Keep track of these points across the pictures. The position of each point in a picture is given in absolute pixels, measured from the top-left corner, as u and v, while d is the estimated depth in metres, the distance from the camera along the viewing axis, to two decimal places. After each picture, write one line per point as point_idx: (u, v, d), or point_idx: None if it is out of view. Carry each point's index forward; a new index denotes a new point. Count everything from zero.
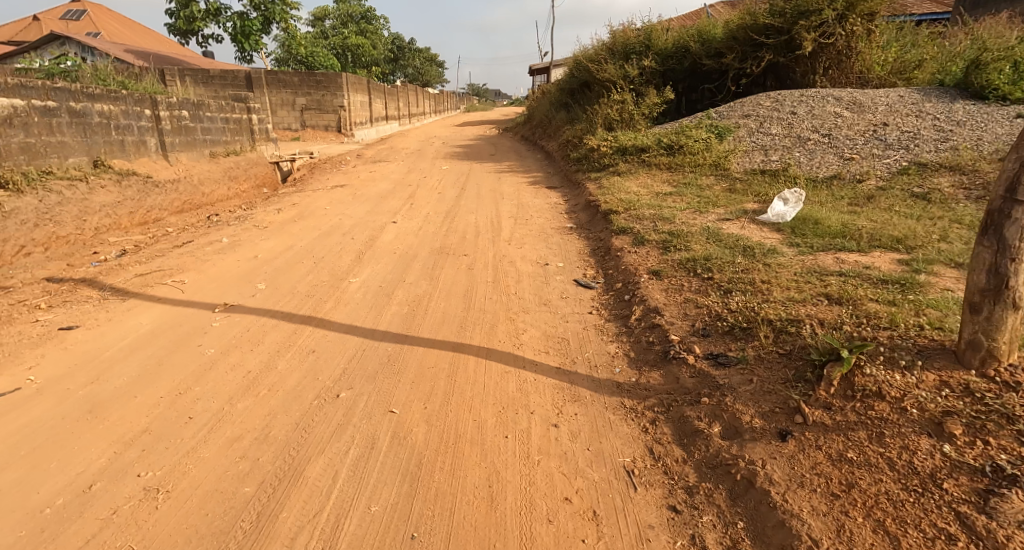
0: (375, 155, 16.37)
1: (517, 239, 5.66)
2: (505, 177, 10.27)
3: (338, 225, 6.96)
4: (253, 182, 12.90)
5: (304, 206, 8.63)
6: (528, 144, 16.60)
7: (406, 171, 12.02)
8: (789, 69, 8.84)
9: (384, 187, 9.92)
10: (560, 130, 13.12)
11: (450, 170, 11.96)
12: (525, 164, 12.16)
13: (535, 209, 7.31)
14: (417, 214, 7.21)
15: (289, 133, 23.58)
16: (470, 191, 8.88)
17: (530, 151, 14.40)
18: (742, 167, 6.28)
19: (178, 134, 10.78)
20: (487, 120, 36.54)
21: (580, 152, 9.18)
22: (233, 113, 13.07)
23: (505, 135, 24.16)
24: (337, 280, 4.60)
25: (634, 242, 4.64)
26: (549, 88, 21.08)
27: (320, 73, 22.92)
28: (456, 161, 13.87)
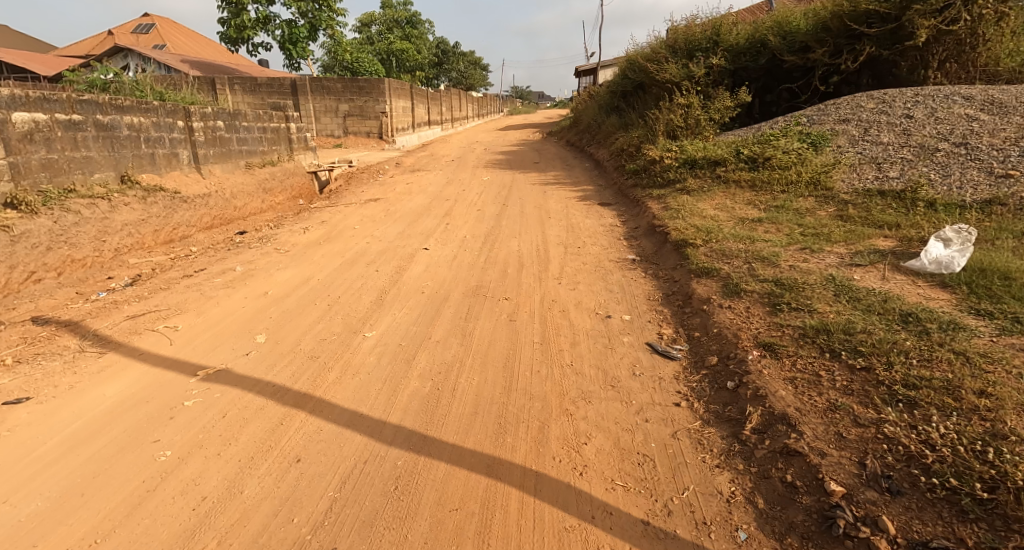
0: (415, 164, 15.75)
1: (568, 276, 4.71)
2: (552, 191, 9.31)
3: (364, 250, 6.17)
4: (288, 194, 12.41)
5: (334, 225, 7.93)
6: (574, 151, 15.62)
7: (445, 183, 11.27)
8: (890, 64, 7.64)
9: (420, 202, 9.14)
10: (611, 136, 12.07)
11: (492, 181, 11.11)
12: (572, 175, 11.18)
13: (588, 232, 6.33)
14: (452, 238, 6.36)
15: (332, 140, 23.38)
16: (512, 208, 7.99)
17: (577, 159, 13.41)
18: (849, 185, 5.14)
19: (212, 145, 10.33)
20: (531, 124, 35.73)
21: (638, 163, 8.10)
22: (271, 122, 12.66)
23: (549, 140, 23.25)
24: (350, 333, 3.73)
25: (723, 291, 3.60)
26: (597, 91, 20.08)
27: (363, 79, 22.61)
28: (498, 170, 13.05)
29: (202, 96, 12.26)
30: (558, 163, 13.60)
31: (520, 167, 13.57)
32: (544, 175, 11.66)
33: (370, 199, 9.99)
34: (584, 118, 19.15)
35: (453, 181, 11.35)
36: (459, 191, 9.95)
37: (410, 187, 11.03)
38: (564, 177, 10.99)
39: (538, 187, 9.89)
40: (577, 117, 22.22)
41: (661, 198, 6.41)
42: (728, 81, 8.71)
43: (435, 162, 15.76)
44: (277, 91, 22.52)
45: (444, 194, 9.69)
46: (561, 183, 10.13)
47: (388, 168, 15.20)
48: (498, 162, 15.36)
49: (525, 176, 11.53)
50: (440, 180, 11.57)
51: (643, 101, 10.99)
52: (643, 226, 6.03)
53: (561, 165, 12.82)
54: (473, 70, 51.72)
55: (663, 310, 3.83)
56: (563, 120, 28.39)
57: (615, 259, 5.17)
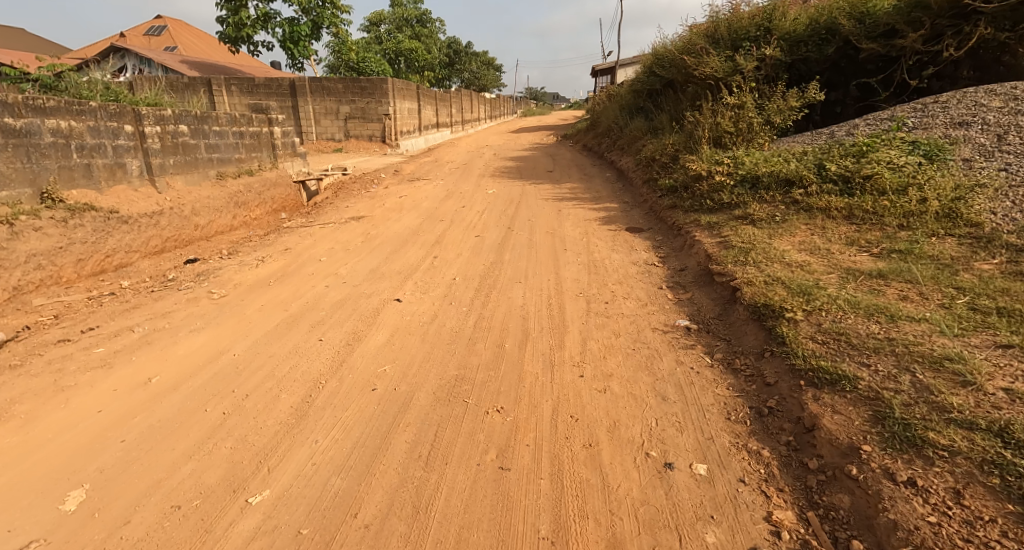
0: (416, 172, 14.28)
1: (595, 363, 3.12)
2: (568, 210, 7.75)
3: (319, 299, 4.66)
4: (269, 208, 11.01)
5: (297, 254, 6.45)
6: (592, 158, 14.01)
7: (442, 196, 9.79)
8: (1005, 50, 5.92)
9: (409, 222, 7.63)
10: (636, 143, 10.44)
11: (497, 195, 9.57)
12: (590, 188, 9.59)
13: (617, 274, 4.73)
14: (437, 282, 4.81)
15: (332, 144, 22.09)
16: (518, 234, 6.44)
17: (596, 168, 11.81)
18: (1011, 220, 3.47)
19: (173, 152, 8.93)
20: (544, 127, 34.13)
21: (677, 178, 6.49)
22: (251, 126, 11.25)
23: (564, 144, 21.60)
24: (224, 493, 2.24)
25: (894, 440, 2.04)
26: (618, 90, 18.43)
27: (365, 79, 21.26)
28: (506, 180, 11.53)
29: (174, 97, 10.95)
30: (574, 172, 12.01)
31: (530, 177, 12.00)
32: (557, 187, 10.09)
33: (353, 217, 8.50)
34: (603, 121, 17.49)
35: (452, 194, 9.84)
36: (457, 208, 8.43)
37: (403, 202, 9.52)
38: (581, 190, 9.40)
39: (551, 204, 8.32)
40: (595, 119, 20.56)
41: (717, 229, 4.78)
42: (786, 76, 7.05)
43: (437, 170, 14.26)
44: (276, 93, 21.33)
45: (439, 213, 8.16)
46: (578, 200, 8.55)
47: (385, 176, 13.77)
48: (507, 170, 13.81)
49: (535, 189, 9.98)
50: (438, 193, 10.05)
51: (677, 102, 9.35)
52: (694, 271, 4.43)
53: (577, 175, 11.23)
54: (486, 71, 50.25)
55: (769, 457, 2.23)
56: (579, 122, 26.79)
57: (660, 325, 3.58)
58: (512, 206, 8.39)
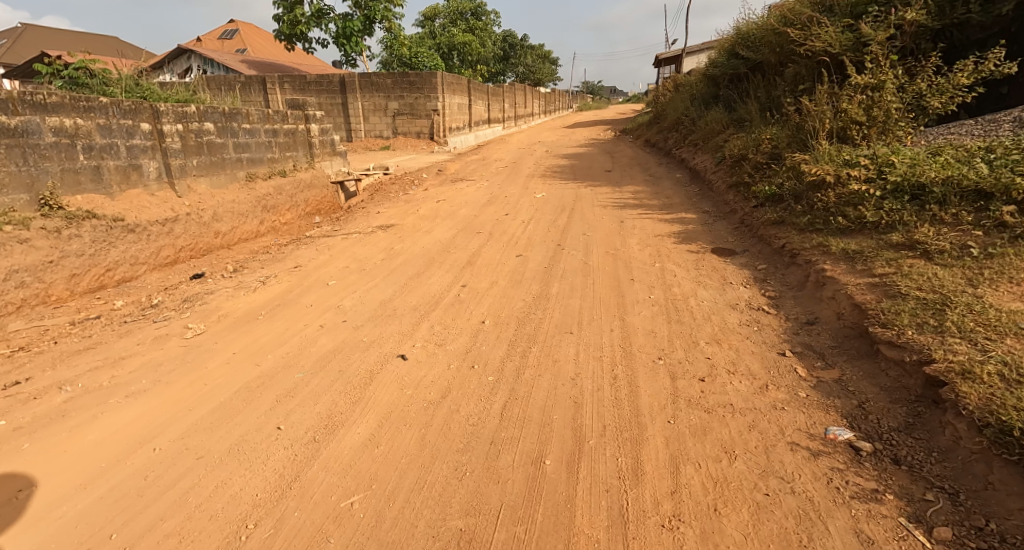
0: (461, 173, 13.19)
1: (699, 526, 1.92)
2: (634, 223, 6.37)
3: (301, 352, 3.48)
4: (302, 212, 10.16)
5: (306, 275, 5.37)
6: (656, 157, 12.47)
7: (485, 202, 8.61)
8: None
9: (444, 236, 6.46)
10: (715, 141, 8.88)
11: (548, 201, 8.27)
12: (658, 192, 8.13)
13: (710, 327, 3.37)
14: (460, 332, 3.60)
15: (380, 141, 21.49)
16: (573, 257, 5.14)
17: (663, 168, 10.31)
18: None
19: (196, 153, 8.06)
20: (601, 122, 32.50)
21: (782, 184, 5.16)
22: (286, 123, 10.42)
23: (624, 141, 20.03)
24: None
25: None
26: (687, 80, 16.69)
27: (414, 73, 20.50)
28: (558, 182, 10.26)
29: (207, 94, 10.20)
30: (636, 172, 10.55)
31: (586, 178, 10.63)
32: (618, 190, 8.69)
33: (383, 226, 7.45)
34: (668, 115, 15.87)
35: (497, 200, 8.62)
36: (500, 218, 7.22)
37: (442, 208, 8.41)
38: (648, 195, 7.96)
39: (612, 215, 6.95)
40: (657, 113, 18.89)
41: (865, 263, 3.38)
42: (948, 44, 5.40)
43: (484, 171, 13.15)
44: (325, 89, 20.99)
45: (478, 223, 6.98)
46: (645, 208, 7.14)
47: (427, 176, 12.77)
48: (559, 170, 12.51)
49: (593, 194, 8.61)
50: (481, 199, 8.90)
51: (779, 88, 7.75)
52: (831, 331, 3.03)
53: (642, 178, 9.77)
54: (541, 65, 48.88)
55: None
56: (639, 117, 25.03)
57: (800, 434, 2.26)
58: (566, 216, 7.08)
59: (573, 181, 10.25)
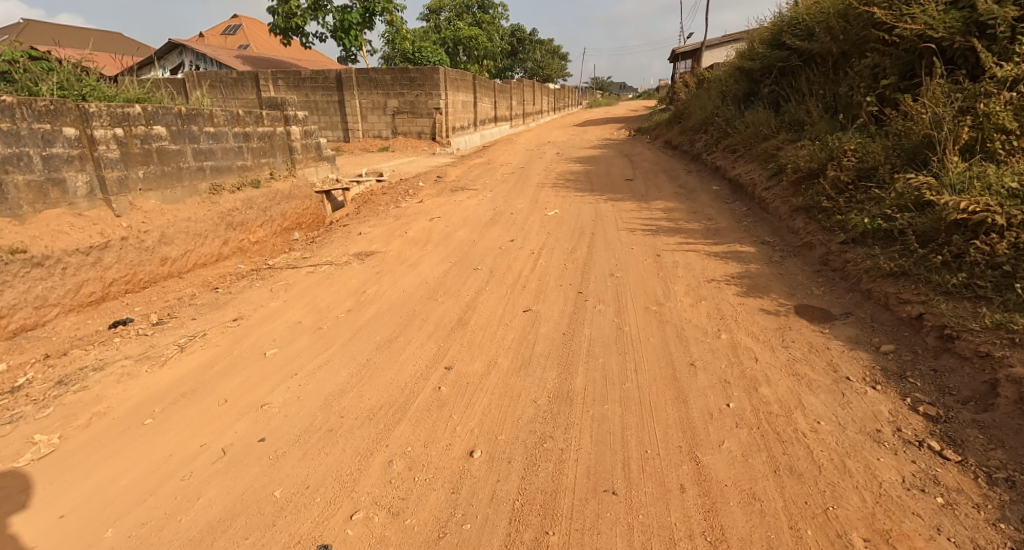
0: (463, 180, 11.88)
1: None
2: (674, 261, 4.97)
3: (162, 527, 2.19)
4: (278, 228, 8.86)
5: (244, 337, 3.93)
6: (682, 164, 11.07)
7: (486, 222, 7.25)
8: None
9: (431, 275, 5.09)
10: (762, 151, 7.46)
11: (560, 224, 6.89)
12: (696, 213, 6.72)
13: (860, 498, 2.07)
14: (431, 482, 2.27)
15: (379, 141, 20.39)
16: (601, 321, 3.77)
17: (695, 181, 8.90)
18: None
19: (142, 162, 6.70)
20: (614, 119, 31.16)
21: (890, 216, 3.88)
22: (261, 125, 9.10)
23: (641, 141, 18.71)
24: None
25: None
26: (712, 77, 15.34)
27: (414, 69, 19.31)
28: (572, 194, 8.98)
29: (171, 91, 8.88)
30: (662, 184, 9.15)
31: (604, 189, 9.25)
32: (645, 209, 7.32)
33: (362, 256, 6.13)
34: (692, 115, 14.43)
35: (502, 221, 7.26)
36: (503, 248, 5.86)
37: (435, 230, 7.07)
38: (684, 217, 6.56)
39: (642, 246, 5.57)
40: (678, 112, 17.44)
41: None
42: None
43: (488, 178, 11.90)
44: (321, 86, 20.11)
45: (474, 257, 5.62)
46: (684, 237, 5.74)
47: (425, 184, 11.48)
48: (573, 177, 11.15)
49: (615, 214, 7.22)
50: (482, 218, 7.55)
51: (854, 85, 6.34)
52: None
53: (670, 192, 8.37)
54: (551, 61, 47.39)
55: None
56: (655, 115, 23.63)
57: None
58: (584, 247, 5.70)
59: (590, 194, 8.89)
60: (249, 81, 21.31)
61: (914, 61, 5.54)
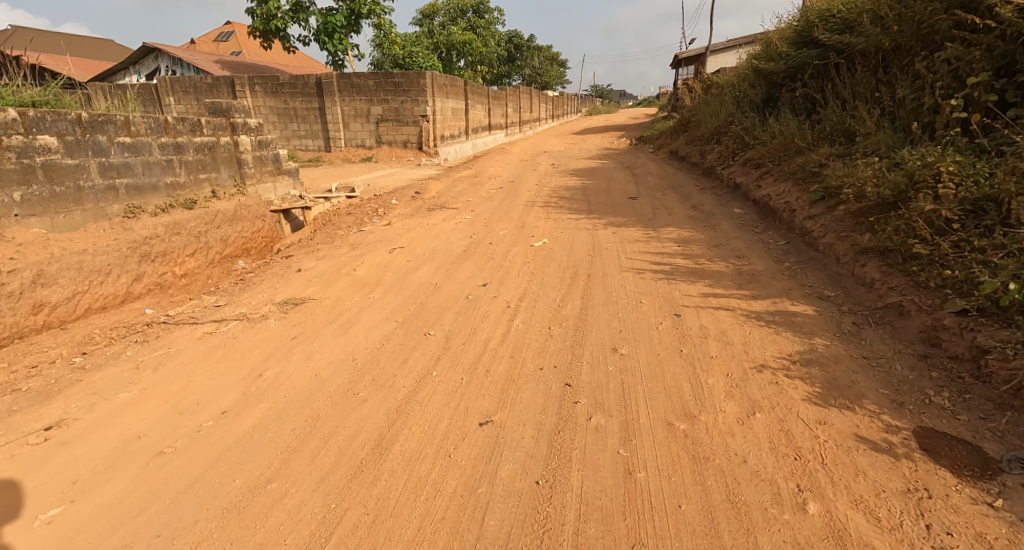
0: (443, 198, 10.53)
1: None
2: (700, 330, 3.56)
3: None
4: (215, 257, 7.45)
5: (2, 493, 2.47)
6: (693, 181, 9.71)
7: (455, 258, 5.85)
8: None
9: (363, 347, 3.64)
10: (799, 170, 6.08)
11: (547, 263, 5.49)
12: (717, 249, 5.33)
13: None
14: None
15: (361, 151, 19.25)
16: (598, 459, 2.35)
17: (710, 204, 7.52)
18: None
19: (19, 181, 5.47)
20: (613, 126, 29.96)
21: None
22: (197, 136, 7.73)
23: (643, 151, 17.49)
24: None
25: None
26: (721, 82, 14.09)
27: (399, 74, 18.12)
28: (566, 217, 7.69)
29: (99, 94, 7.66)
30: (671, 206, 7.76)
31: (603, 212, 7.87)
32: (653, 241, 5.94)
33: (287, 305, 4.71)
34: (701, 125, 13.11)
35: (474, 256, 5.87)
36: (469, 300, 4.45)
37: (389, 266, 5.68)
38: (703, 256, 5.17)
39: (653, 302, 4.16)
40: (684, 121, 16.13)
41: None
42: None
43: (473, 194, 10.62)
44: (301, 92, 19.26)
45: (427, 314, 4.20)
46: (709, 286, 4.33)
47: (398, 202, 10.13)
48: (568, 195, 9.87)
49: (616, 248, 5.81)
50: (452, 250, 6.17)
51: (928, 87, 4.96)
52: None
53: (682, 217, 6.98)
54: (550, 67, 46.17)
55: None
56: (658, 122, 22.42)
57: None
58: (574, 302, 4.28)
59: (585, 218, 7.52)
60: (226, 86, 20.10)
61: (1015, 52, 4.18)
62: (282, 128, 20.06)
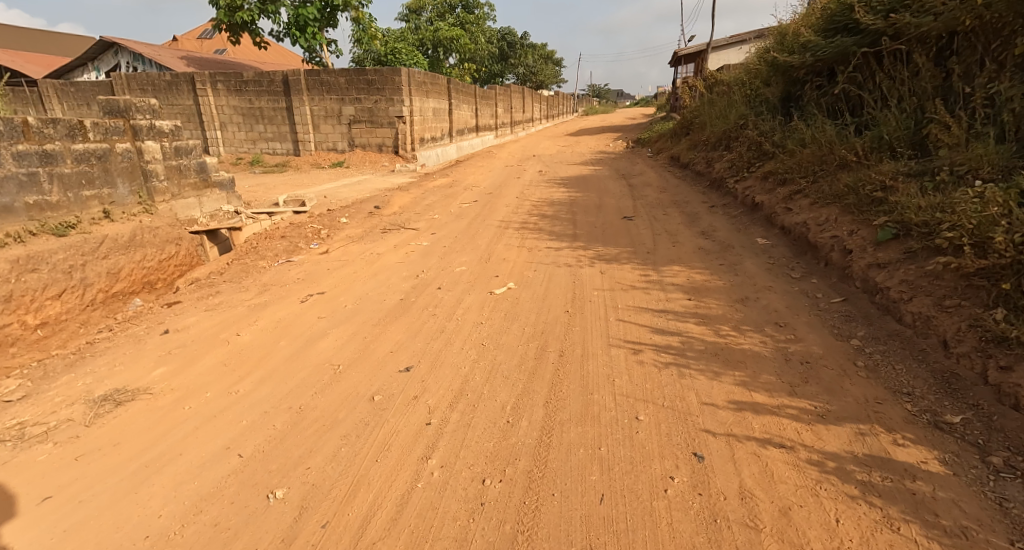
0: (407, 215, 9.05)
1: None
2: (744, 505, 2.09)
3: None
4: (97, 296, 5.92)
5: None
6: (700, 197, 8.21)
7: (384, 316, 4.28)
8: None
9: (146, 533, 2.19)
10: (852, 194, 4.57)
11: (509, 329, 3.90)
12: (745, 311, 3.81)
13: None
14: None
15: (333, 155, 17.98)
16: None
17: (724, 231, 6.01)
18: None
19: None
20: (608, 128, 28.52)
21: None
22: (78, 142, 6.16)
23: (640, 155, 16.08)
24: None
25: None
26: (727, 79, 12.67)
27: (371, 71, 16.77)
28: (544, 247, 6.22)
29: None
30: (674, 233, 6.26)
31: (591, 239, 6.36)
32: (655, 292, 4.42)
33: (101, 407, 3.05)
34: (706, 128, 11.63)
35: (408, 315, 4.28)
36: (373, 408, 2.87)
37: (292, 328, 4.13)
38: (726, 323, 3.64)
39: (659, 421, 2.61)
40: (685, 123, 14.66)
41: None
42: None
43: (441, 211, 9.17)
44: (266, 90, 18.24)
45: (290, 443, 2.59)
46: (744, 386, 2.80)
47: (351, 220, 8.64)
48: (550, 212, 8.43)
49: (602, 303, 4.27)
50: (386, 301, 4.64)
51: None
52: None
53: (691, 251, 5.47)
54: (544, 66, 44.71)
55: None
56: (656, 124, 20.99)
57: None
58: (534, 418, 2.70)
59: (567, 249, 6.02)
60: (185, 83, 19.22)
61: None
62: (247, 130, 19.14)
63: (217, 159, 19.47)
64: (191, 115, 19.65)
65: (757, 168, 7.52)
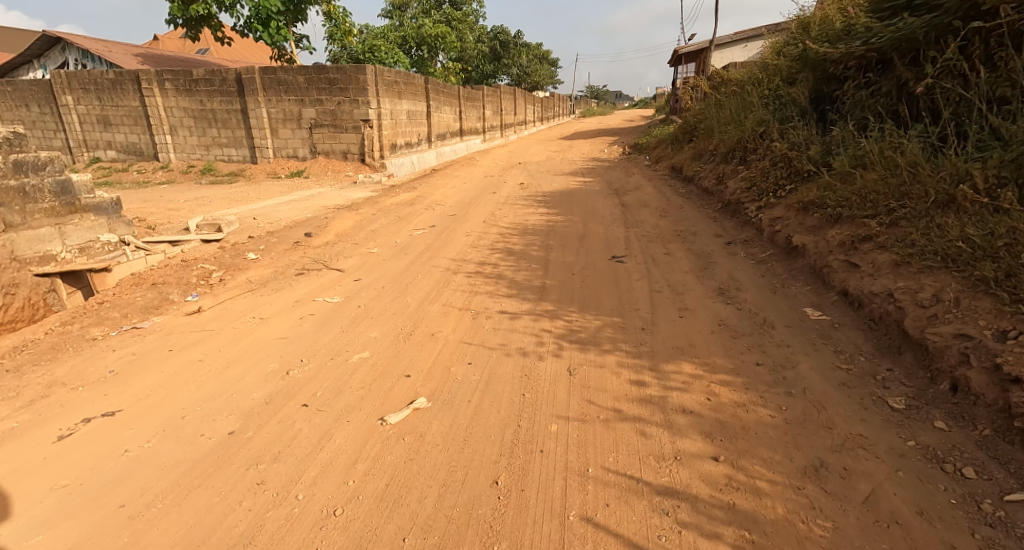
0: (342, 248, 7.26)
1: None
2: None
3: None
4: None
5: None
6: (710, 229, 6.41)
7: (170, 492, 2.43)
8: None
9: None
10: (983, 262, 2.84)
11: (373, 547, 2.14)
12: (829, 510, 2.09)
13: None
14: None
15: (293, 164, 16.28)
16: None
17: (751, 292, 4.21)
18: None
19: None
20: (605, 130, 26.77)
21: None
22: None
23: (637, 164, 14.31)
24: None
25: None
26: (739, 78, 10.87)
27: (333, 69, 15.04)
28: (494, 313, 4.40)
29: None
30: (677, 292, 4.48)
31: (561, 300, 4.56)
32: (654, 433, 2.61)
33: None
34: (715, 135, 9.79)
35: (212, 489, 2.41)
36: None
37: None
38: None
39: None
40: (689, 127, 12.82)
41: None
42: None
43: (384, 242, 7.40)
44: (219, 90, 16.64)
45: None
46: None
47: (263, 256, 6.85)
48: (518, 245, 6.64)
49: (559, 463, 2.46)
50: (204, 437, 2.76)
51: None
52: None
53: (704, 331, 3.66)
54: (539, 66, 42.84)
55: None
56: (655, 128, 19.20)
57: None
58: None
59: (526, 319, 4.22)
60: (130, 82, 18.08)
61: None
62: (199, 134, 17.60)
63: (167, 166, 18.01)
64: (138, 117, 18.48)
65: (788, 195, 5.71)
